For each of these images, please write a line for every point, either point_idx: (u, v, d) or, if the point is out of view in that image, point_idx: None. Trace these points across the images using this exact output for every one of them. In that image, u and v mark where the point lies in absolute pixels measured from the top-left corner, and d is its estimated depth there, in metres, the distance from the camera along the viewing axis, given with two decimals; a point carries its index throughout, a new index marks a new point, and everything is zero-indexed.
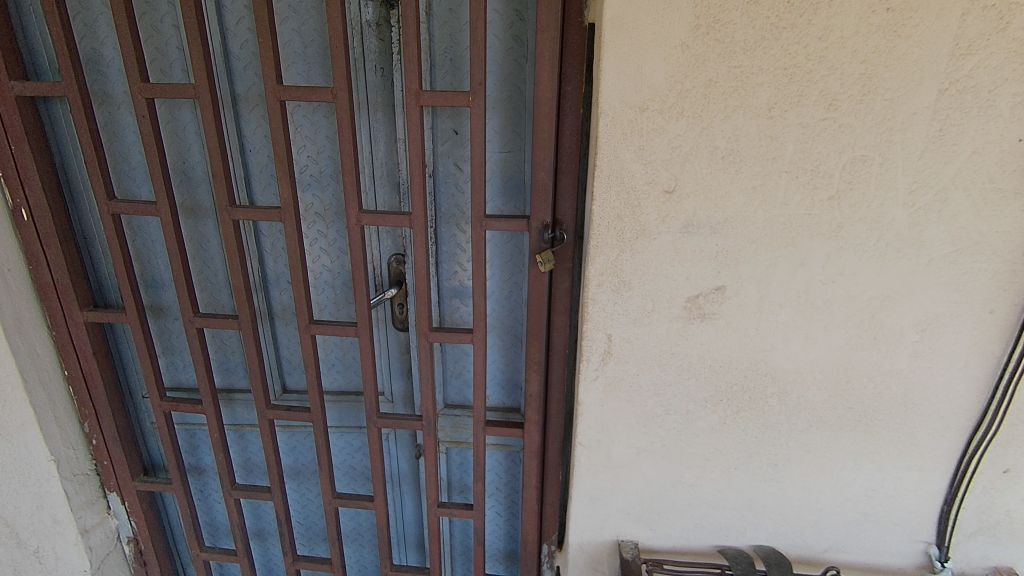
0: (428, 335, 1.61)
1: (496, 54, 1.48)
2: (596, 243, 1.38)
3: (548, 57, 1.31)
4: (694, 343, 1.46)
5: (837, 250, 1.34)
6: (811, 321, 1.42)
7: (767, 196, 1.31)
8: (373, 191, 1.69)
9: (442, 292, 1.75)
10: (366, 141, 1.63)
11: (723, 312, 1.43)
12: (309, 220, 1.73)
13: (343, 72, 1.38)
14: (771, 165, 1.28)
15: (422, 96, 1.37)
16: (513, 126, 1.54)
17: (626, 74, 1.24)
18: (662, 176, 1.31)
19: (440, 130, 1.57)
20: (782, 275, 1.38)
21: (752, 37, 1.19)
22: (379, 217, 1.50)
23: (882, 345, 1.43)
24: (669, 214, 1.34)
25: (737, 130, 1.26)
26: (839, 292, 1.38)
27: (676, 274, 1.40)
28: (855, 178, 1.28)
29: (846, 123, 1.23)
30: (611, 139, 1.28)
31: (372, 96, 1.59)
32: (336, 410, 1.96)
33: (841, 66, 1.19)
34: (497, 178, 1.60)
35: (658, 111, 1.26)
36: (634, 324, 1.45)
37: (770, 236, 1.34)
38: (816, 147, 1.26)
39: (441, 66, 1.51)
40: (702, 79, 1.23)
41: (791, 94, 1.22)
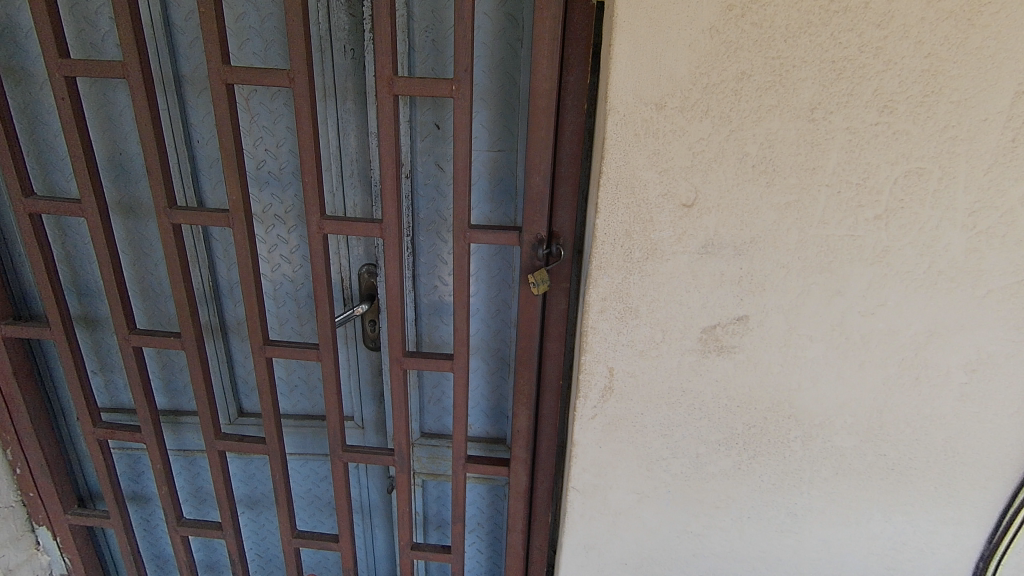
0: (401, 362, 1.40)
1: (485, 36, 1.26)
2: (598, 263, 1.18)
3: (547, 41, 1.09)
4: (708, 379, 1.27)
5: (880, 278, 1.15)
6: (845, 359, 1.22)
7: (803, 214, 1.11)
8: (340, 193, 1.46)
9: (420, 309, 1.53)
10: (334, 135, 1.40)
11: (743, 346, 1.23)
12: (268, 223, 1.51)
13: (302, 51, 1.15)
14: (810, 178, 1.08)
15: (396, 84, 1.15)
16: (503, 122, 1.32)
17: (641, 63, 1.02)
18: (679, 188, 1.10)
19: (419, 125, 1.35)
20: (815, 304, 1.18)
21: (796, 22, 0.98)
22: (345, 224, 1.28)
23: (925, 387, 1.23)
24: (686, 232, 1.14)
25: (772, 134, 1.05)
26: (879, 325, 1.19)
27: (691, 302, 1.20)
28: (908, 195, 1.08)
29: (901, 130, 1.03)
30: (621, 141, 1.07)
31: (341, 82, 1.36)
32: (299, 435, 1.75)
33: (901, 61, 0.99)
34: (484, 181, 1.38)
35: (678, 108, 1.05)
36: (640, 357, 1.25)
37: (802, 260, 1.14)
38: (864, 158, 1.06)
39: (422, 48, 1.28)
40: (732, 72, 1.02)
41: (839, 92, 1.02)
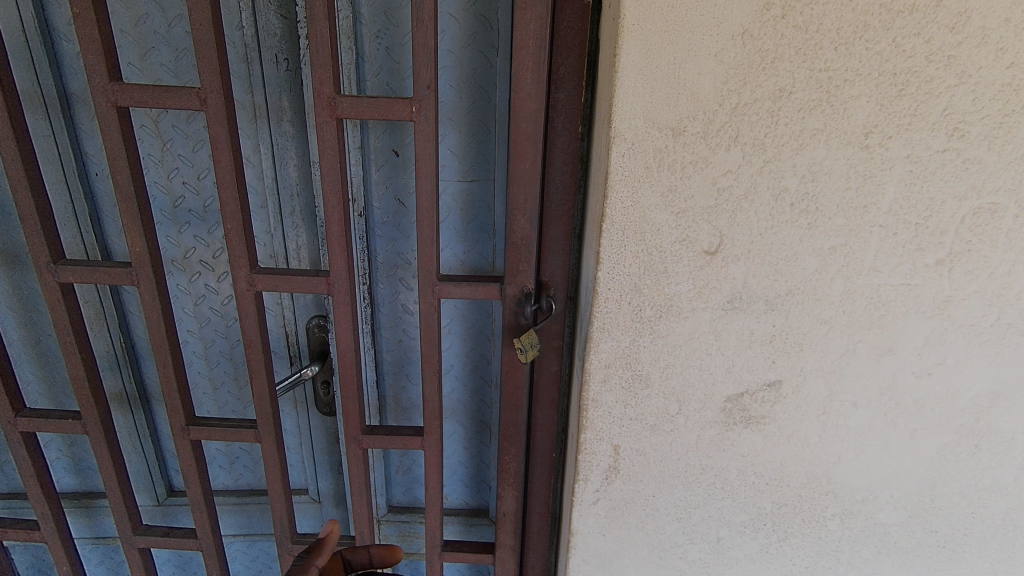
0: (360, 440, 1.15)
1: (451, 43, 1.03)
2: (602, 324, 0.95)
3: (532, 49, 0.86)
4: (732, 454, 1.05)
5: (938, 333, 0.95)
6: (893, 426, 1.02)
7: (850, 260, 0.90)
8: (280, 233, 1.20)
9: (382, 367, 1.29)
10: (270, 164, 1.15)
11: (775, 416, 1.02)
12: (192, 271, 1.24)
13: (214, 62, 0.88)
14: (860, 217, 0.87)
15: (340, 105, 0.90)
16: (477, 147, 1.09)
17: (655, 78, 0.80)
18: (700, 232, 0.88)
19: (373, 152, 1.11)
20: (860, 365, 0.98)
21: (849, 25, 0.77)
22: (281, 279, 1.02)
23: (984, 454, 1.04)
24: (707, 285, 0.92)
25: (816, 165, 0.84)
26: (935, 387, 0.99)
27: (713, 367, 0.98)
28: (976, 236, 0.88)
29: (973, 157, 0.83)
30: (629, 176, 0.85)
31: (275, 100, 1.10)
32: (243, 515, 1.48)
33: (977, 73, 0.79)
34: (454, 218, 1.14)
35: (700, 134, 0.83)
36: (651, 432, 1.04)
37: (848, 314, 0.94)
38: (926, 192, 0.85)
39: (373, 59, 1.04)
40: (768, 88, 0.80)
41: (899, 112, 0.81)
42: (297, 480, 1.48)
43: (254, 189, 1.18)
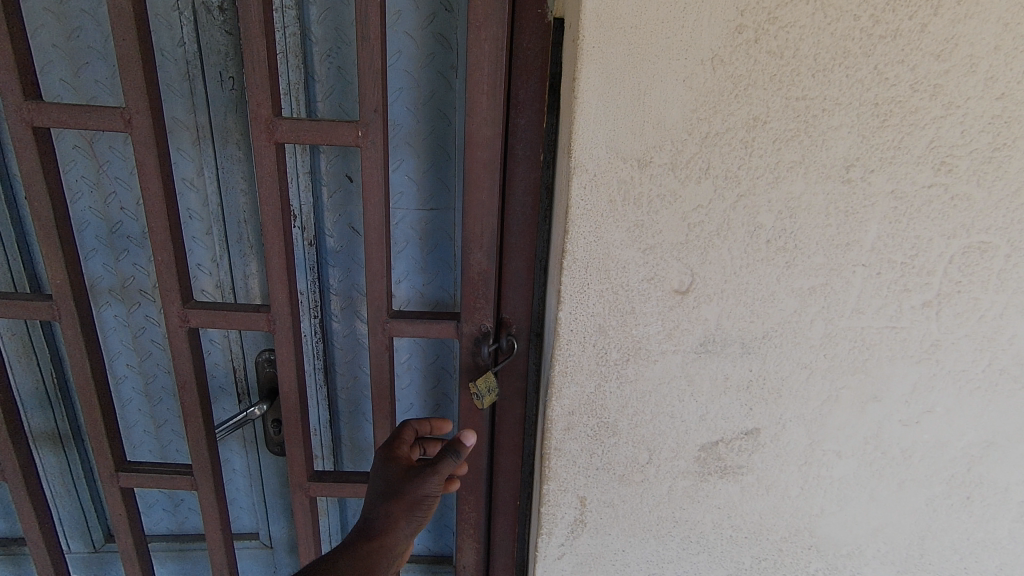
0: (307, 487, 1.06)
1: (408, 62, 0.96)
2: (564, 368, 0.87)
3: (487, 71, 0.79)
4: (707, 506, 0.97)
5: (927, 379, 0.87)
6: (879, 477, 0.95)
7: (832, 301, 0.83)
8: (225, 262, 1.11)
9: (337, 405, 1.20)
10: (214, 189, 1.06)
11: (753, 466, 0.94)
12: (131, 302, 1.15)
13: (139, 80, 0.81)
14: (841, 255, 0.80)
15: (279, 128, 0.82)
16: (436, 173, 1.01)
17: (618, 104, 0.73)
18: (669, 270, 0.81)
19: (325, 177, 1.03)
20: (844, 413, 0.90)
21: (828, 50, 0.71)
22: (217, 315, 0.94)
23: (977, 508, 0.95)
24: (677, 327, 0.85)
25: (794, 200, 0.78)
26: (923, 437, 0.91)
27: (686, 413, 0.90)
28: (966, 277, 0.81)
29: (961, 194, 0.77)
30: (591, 210, 0.78)
31: (218, 120, 1.01)
32: (188, 561, 1.37)
33: (964, 104, 0.73)
34: (413, 248, 1.06)
35: (668, 165, 0.76)
36: (619, 483, 0.95)
37: (830, 359, 0.87)
38: (912, 230, 0.79)
39: (325, 79, 0.97)
40: (741, 116, 0.74)
41: (882, 145, 0.75)
42: (247, 525, 1.38)
43: (197, 215, 1.09)
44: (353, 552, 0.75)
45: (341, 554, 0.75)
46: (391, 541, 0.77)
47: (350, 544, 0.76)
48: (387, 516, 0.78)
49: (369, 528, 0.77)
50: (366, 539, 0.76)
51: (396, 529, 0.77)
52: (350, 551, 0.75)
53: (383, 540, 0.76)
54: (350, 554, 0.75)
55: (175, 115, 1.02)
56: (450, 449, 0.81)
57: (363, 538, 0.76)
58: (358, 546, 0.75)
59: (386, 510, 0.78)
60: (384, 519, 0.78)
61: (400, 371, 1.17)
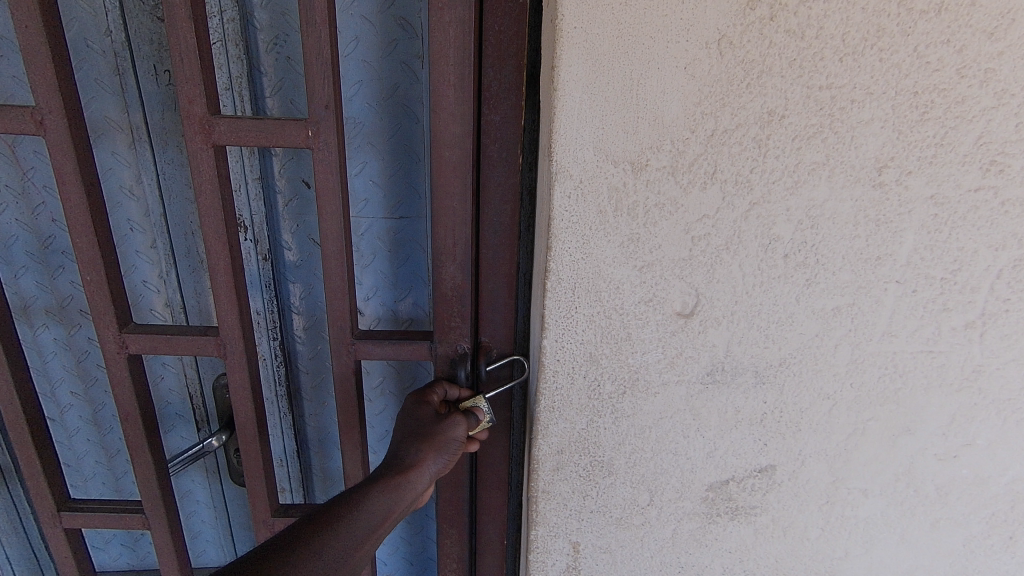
0: (271, 525, 0.95)
1: (367, 52, 0.84)
2: (551, 403, 0.76)
3: (453, 61, 0.67)
4: (716, 550, 0.85)
5: (967, 410, 0.75)
6: (912, 518, 0.82)
7: (858, 324, 0.71)
8: (174, 278, 1.00)
9: (305, 434, 1.09)
10: (157, 198, 0.94)
11: (767, 507, 0.82)
12: (71, 324, 1.04)
13: (47, 74, 0.68)
14: (870, 271, 0.69)
15: (216, 129, 0.70)
16: (405, 177, 0.90)
17: (606, 98, 0.62)
18: (670, 291, 0.70)
19: (279, 183, 0.91)
20: (872, 448, 0.78)
21: (858, 29, 0.59)
22: (158, 340, 0.82)
23: (1021, 550, 0.82)
24: (681, 355, 0.73)
25: (817, 207, 0.66)
26: (961, 473, 0.78)
27: (691, 450, 0.79)
28: (1016, 295, 0.69)
29: (1014, 199, 0.65)
30: (579, 221, 0.66)
31: (155, 119, 0.90)
32: None
33: (1021, 92, 0.61)
34: (382, 260, 0.94)
35: (667, 169, 0.64)
36: (617, 527, 0.84)
37: (856, 389, 0.75)
38: (953, 241, 0.67)
39: (273, 72, 0.85)
40: (754, 110, 0.62)
41: (920, 143, 0.63)
42: (214, 558, 1.25)
43: (139, 228, 0.97)
44: (387, 482, 0.69)
45: (370, 485, 0.68)
46: (416, 478, 0.71)
47: (380, 476, 0.70)
48: (418, 452, 0.72)
49: (396, 463, 0.71)
50: (396, 472, 0.70)
51: (424, 465, 0.72)
52: (378, 483, 0.68)
53: (409, 476, 0.71)
54: (380, 485, 0.68)
55: (109, 115, 0.90)
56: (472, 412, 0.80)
57: (389, 473, 0.70)
58: (388, 478, 0.69)
59: (416, 446, 0.72)
60: (413, 455, 0.72)
61: (372, 396, 1.05)
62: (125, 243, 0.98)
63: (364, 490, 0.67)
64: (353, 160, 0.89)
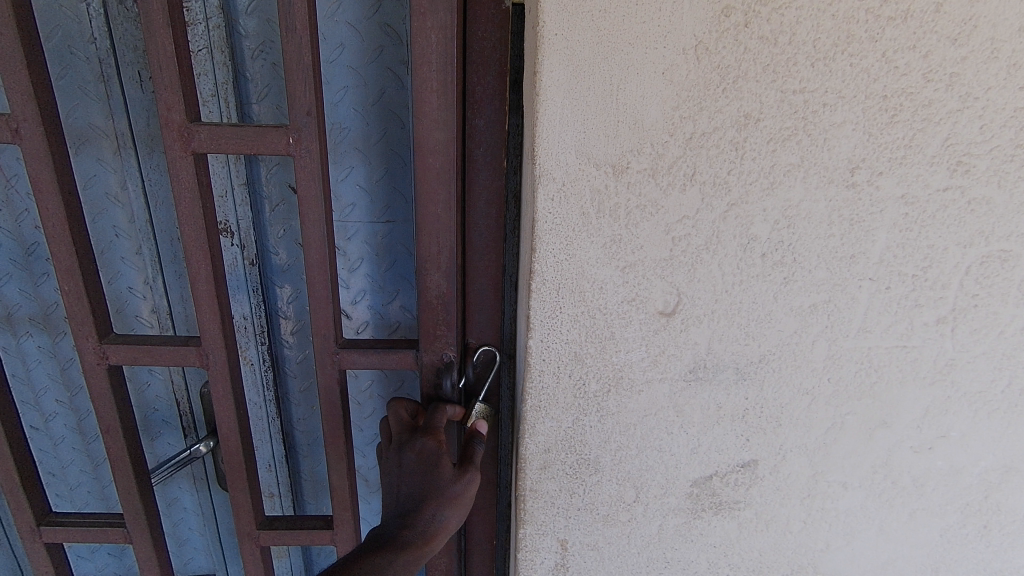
0: (256, 536, 0.95)
1: (352, 58, 0.85)
2: (537, 402, 0.77)
3: (436, 66, 0.68)
4: (702, 545, 0.87)
5: (941, 402, 0.77)
6: (891, 509, 0.84)
7: (835, 320, 0.74)
8: (159, 285, 0.99)
9: (293, 439, 1.09)
10: (141, 204, 0.94)
11: (751, 501, 0.84)
12: (54, 332, 1.03)
13: (25, 82, 0.68)
14: (845, 268, 0.71)
15: (195, 136, 0.71)
16: (391, 182, 0.91)
17: (588, 102, 0.63)
18: (653, 290, 0.71)
19: (265, 188, 0.92)
20: (850, 441, 0.80)
21: (829, 35, 0.62)
22: (139, 350, 0.82)
23: (995, 537, 0.85)
24: (664, 353, 0.75)
25: (793, 207, 0.68)
26: (936, 464, 0.81)
27: (675, 446, 0.80)
28: (984, 290, 0.71)
29: (980, 198, 0.67)
30: (561, 223, 0.68)
31: (140, 125, 0.90)
32: None
33: (984, 95, 0.63)
34: (368, 264, 0.95)
35: (647, 171, 0.66)
36: (604, 524, 0.85)
37: (833, 383, 0.77)
38: (924, 238, 0.69)
39: (260, 77, 0.85)
40: (730, 113, 0.64)
41: (889, 145, 0.66)
42: (202, 565, 1.25)
43: (124, 234, 0.96)
44: (413, 549, 0.72)
45: (398, 550, 0.71)
46: (436, 541, 0.75)
47: (407, 539, 0.72)
48: (445, 521, 0.75)
49: (424, 530, 0.73)
50: (422, 538, 0.73)
51: (446, 531, 0.75)
52: (407, 549, 0.72)
53: (432, 542, 0.74)
54: (407, 552, 0.71)
55: (92, 122, 0.90)
56: (473, 437, 0.80)
57: (416, 539, 0.73)
58: (415, 544, 0.72)
59: (444, 514, 0.75)
60: (438, 521, 0.74)
61: (360, 400, 1.06)
62: (110, 249, 0.97)
63: (393, 557, 0.70)
64: (339, 164, 0.90)
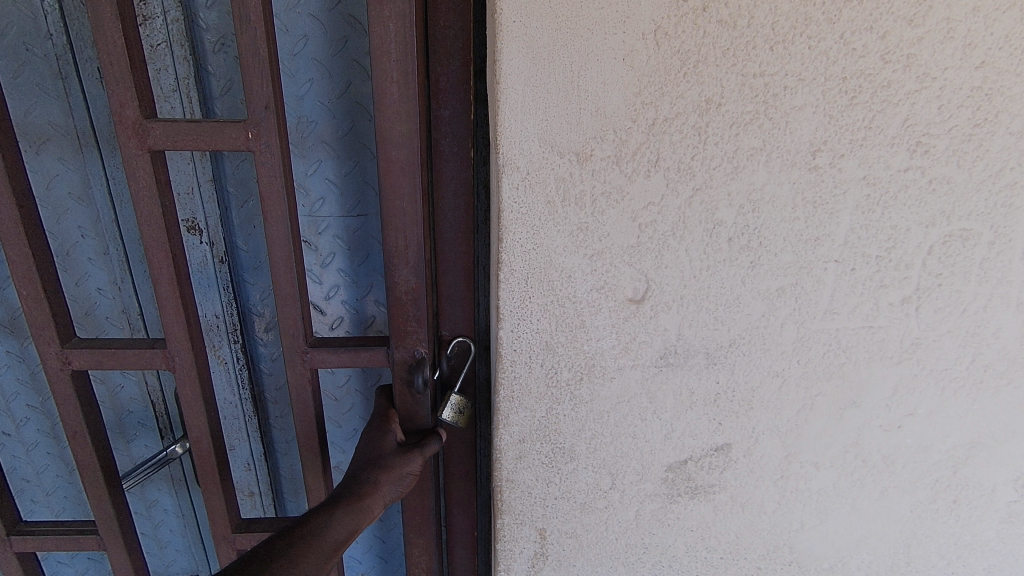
0: (231, 541, 0.94)
1: (316, 50, 0.84)
2: (510, 392, 0.77)
3: (395, 56, 0.68)
4: (679, 529, 0.88)
5: (908, 380, 0.78)
6: (863, 487, 0.85)
7: (802, 303, 0.74)
8: (128, 284, 0.97)
9: (272, 436, 1.08)
10: (107, 203, 0.92)
11: (725, 484, 0.85)
12: (22, 337, 1.01)
13: None
14: (811, 251, 0.72)
15: (150, 133, 0.70)
16: (360, 175, 0.90)
17: (549, 89, 0.63)
18: (621, 277, 0.72)
19: (233, 184, 0.91)
20: (821, 422, 0.81)
21: (787, 18, 0.62)
22: (102, 353, 0.81)
23: (964, 511, 0.86)
24: (635, 340, 0.75)
25: (757, 191, 0.68)
26: (906, 442, 0.82)
27: (649, 432, 0.81)
28: (946, 269, 0.72)
29: (940, 177, 0.68)
30: (527, 212, 0.68)
31: (102, 123, 0.88)
32: None
33: (941, 75, 0.64)
34: (341, 259, 0.94)
35: (612, 158, 0.66)
36: (581, 512, 0.86)
37: (803, 365, 0.78)
38: (887, 219, 0.70)
39: (222, 71, 0.84)
40: (692, 98, 0.64)
41: (848, 128, 0.66)
42: (184, 568, 1.24)
43: (90, 234, 0.95)
44: (347, 505, 0.72)
45: (332, 507, 0.72)
46: (373, 502, 0.74)
47: (341, 498, 0.73)
48: (375, 482, 0.75)
49: (355, 489, 0.74)
50: (356, 495, 0.73)
51: (381, 492, 0.75)
52: (341, 505, 0.72)
53: (368, 501, 0.74)
54: (341, 508, 0.72)
55: (52, 120, 0.88)
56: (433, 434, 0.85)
57: (350, 496, 0.73)
58: (350, 500, 0.73)
59: (375, 476, 0.75)
60: (370, 483, 0.75)
61: (338, 395, 1.05)
62: (76, 250, 0.96)
63: (327, 514, 0.71)
64: (307, 159, 0.89)
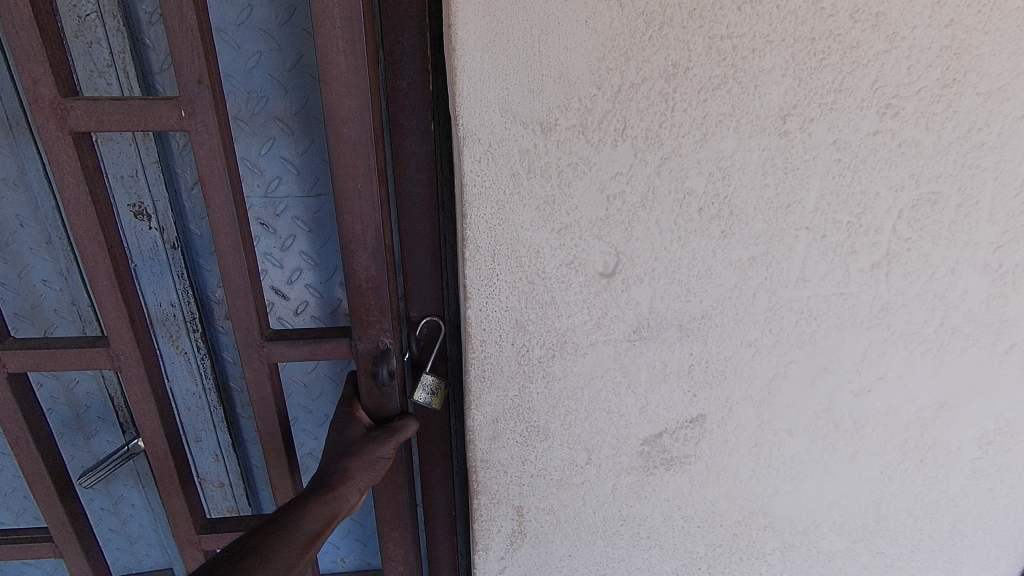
0: (196, 542, 0.94)
1: (263, 18, 0.78)
2: (480, 372, 0.76)
3: (341, 23, 0.63)
4: (656, 500, 0.88)
5: (878, 345, 0.79)
6: (834, 451, 0.86)
7: (773, 272, 0.74)
8: (76, 273, 0.93)
9: (240, 425, 1.05)
10: (46, 190, 0.87)
11: (700, 454, 0.85)
12: None
13: None
14: (781, 219, 0.70)
15: (72, 113, 0.65)
16: (317, 152, 0.85)
17: (508, 55, 0.60)
18: (591, 251, 0.70)
19: (180, 165, 0.85)
20: (794, 389, 0.81)
21: None
22: (40, 355, 0.78)
23: (931, 470, 0.88)
24: (607, 314, 0.73)
25: (727, 158, 0.67)
26: (875, 405, 0.83)
27: (624, 406, 0.80)
28: (915, 233, 0.72)
29: (909, 140, 0.67)
30: (490, 187, 0.65)
31: None
32: None
33: (911, 34, 0.62)
34: (302, 241, 0.91)
35: (577, 127, 0.63)
36: (558, 488, 0.85)
37: (775, 334, 0.78)
38: (856, 184, 0.69)
39: (162, 44, 0.78)
40: (658, 62, 0.62)
41: (817, 92, 0.64)
42: (157, 563, 1.21)
43: (30, 223, 0.89)
44: (317, 496, 0.71)
45: (305, 500, 0.71)
46: (347, 491, 0.73)
47: (312, 491, 0.72)
48: (343, 471, 0.74)
49: (325, 480, 0.73)
50: (328, 486, 0.73)
51: (353, 481, 0.74)
52: (313, 498, 0.71)
53: (341, 489, 0.73)
54: (313, 499, 0.71)
55: None
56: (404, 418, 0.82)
57: (320, 488, 0.72)
58: (321, 492, 0.72)
59: (343, 465, 0.74)
60: (340, 472, 0.74)
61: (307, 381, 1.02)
62: (17, 240, 0.90)
63: (299, 507, 0.70)
64: (259, 136, 0.84)
